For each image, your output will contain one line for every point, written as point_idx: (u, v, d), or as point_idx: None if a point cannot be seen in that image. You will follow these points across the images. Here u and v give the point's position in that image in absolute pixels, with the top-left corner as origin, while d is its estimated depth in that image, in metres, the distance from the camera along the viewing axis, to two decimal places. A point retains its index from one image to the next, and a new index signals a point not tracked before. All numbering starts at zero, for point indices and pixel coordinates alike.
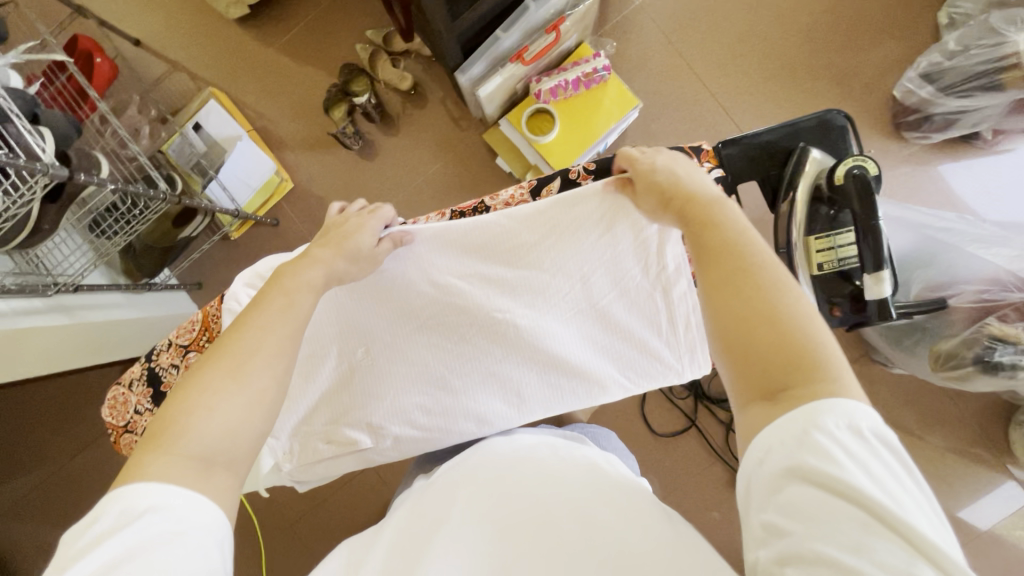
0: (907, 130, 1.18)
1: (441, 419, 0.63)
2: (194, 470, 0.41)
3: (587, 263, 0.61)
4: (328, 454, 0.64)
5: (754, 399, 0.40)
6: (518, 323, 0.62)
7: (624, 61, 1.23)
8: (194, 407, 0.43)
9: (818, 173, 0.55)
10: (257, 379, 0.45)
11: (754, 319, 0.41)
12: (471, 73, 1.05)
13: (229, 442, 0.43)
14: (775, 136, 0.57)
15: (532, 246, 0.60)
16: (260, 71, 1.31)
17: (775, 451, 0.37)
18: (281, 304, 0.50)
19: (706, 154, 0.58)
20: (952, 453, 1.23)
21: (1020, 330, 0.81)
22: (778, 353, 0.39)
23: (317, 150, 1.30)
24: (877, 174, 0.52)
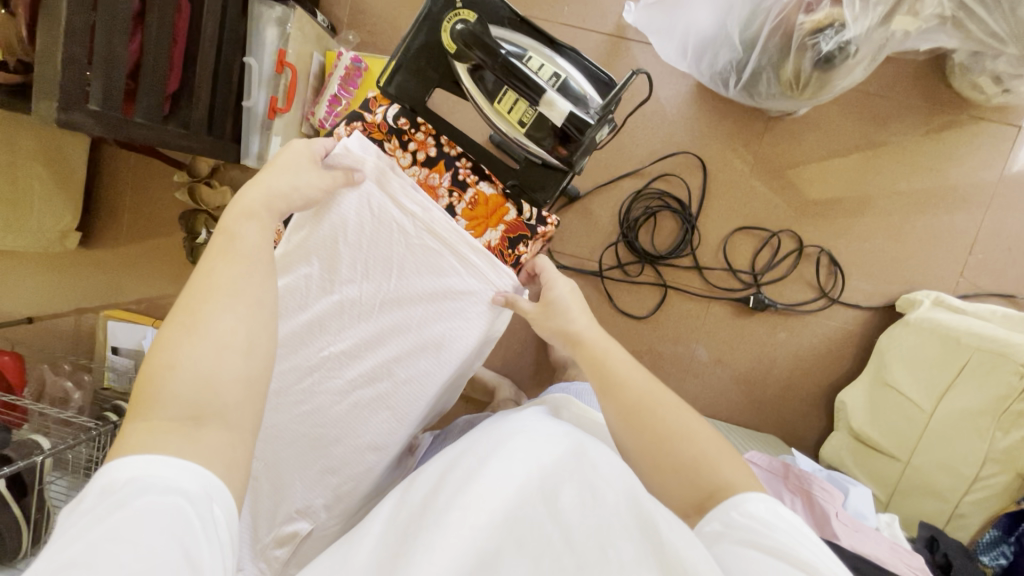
0: None
1: (345, 463, 0.73)
2: (180, 422, 0.45)
3: (361, 261, 0.71)
4: (286, 554, 0.74)
5: (690, 512, 0.53)
6: (345, 349, 0.72)
7: (381, 34, 1.19)
8: (165, 360, 0.46)
9: (457, 53, 0.62)
10: (221, 331, 0.48)
11: (655, 436, 0.54)
12: (254, 150, 1.08)
13: (206, 391, 0.46)
14: (420, 41, 0.63)
15: (314, 280, 0.72)
16: (128, 270, 1.36)
17: (714, 532, 0.49)
18: (225, 244, 0.54)
19: (377, 100, 0.69)
20: (914, 140, 1.13)
21: (829, 10, 0.81)
22: (680, 463, 0.53)
23: None
24: (480, 23, 0.60)
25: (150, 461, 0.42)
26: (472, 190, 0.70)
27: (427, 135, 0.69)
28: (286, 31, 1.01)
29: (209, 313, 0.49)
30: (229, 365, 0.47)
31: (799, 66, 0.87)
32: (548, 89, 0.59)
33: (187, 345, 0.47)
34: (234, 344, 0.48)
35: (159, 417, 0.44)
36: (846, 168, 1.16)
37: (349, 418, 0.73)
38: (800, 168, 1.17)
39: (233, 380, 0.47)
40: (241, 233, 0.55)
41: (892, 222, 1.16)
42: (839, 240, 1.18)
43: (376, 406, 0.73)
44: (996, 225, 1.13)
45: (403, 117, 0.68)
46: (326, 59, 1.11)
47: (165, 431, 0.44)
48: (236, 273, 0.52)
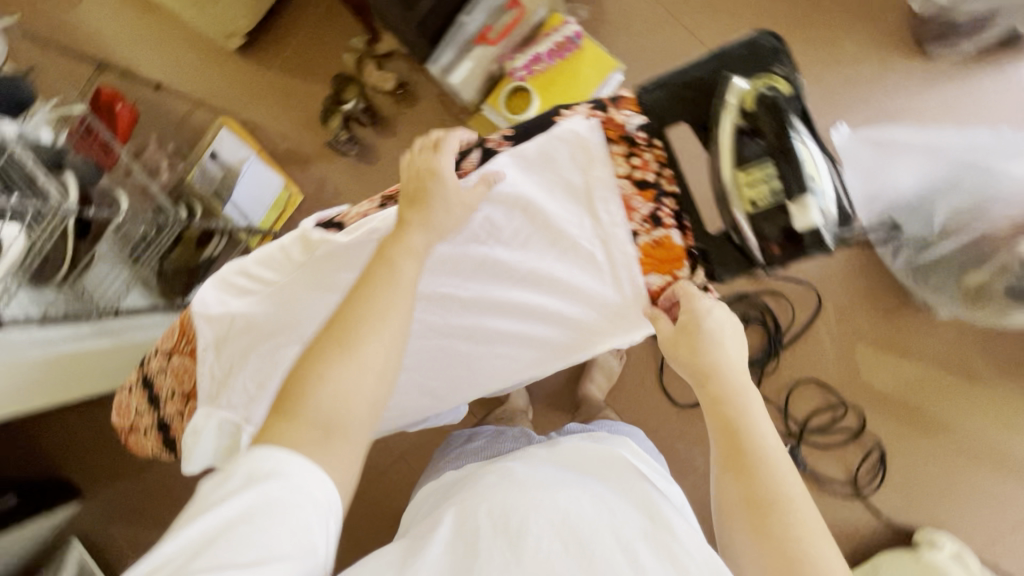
0: (930, 45, 1.06)
1: (391, 407, 0.64)
2: (317, 435, 0.46)
3: (520, 231, 0.59)
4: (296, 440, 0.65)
5: (745, 529, 0.48)
6: (465, 297, 0.60)
7: (607, 20, 1.17)
8: (313, 375, 0.47)
9: (739, 103, 0.50)
10: (371, 357, 0.48)
11: (742, 450, 0.50)
12: (441, 63, 1.08)
13: (341, 406, 0.47)
14: (700, 67, 0.54)
15: (458, 225, 0.57)
16: (264, 95, 1.39)
17: (759, 565, 0.47)
18: (385, 275, 0.51)
19: (627, 103, 0.56)
20: (1020, 400, 1.10)
21: None
22: (762, 493, 0.48)
23: (321, 162, 1.36)
24: (785, 86, 0.49)
25: (278, 460, 0.44)
26: (661, 232, 0.55)
27: (653, 160, 0.55)
28: None
29: (364, 344, 0.48)
30: (366, 390, 0.48)
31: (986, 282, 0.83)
32: (813, 192, 0.49)
33: (336, 364, 0.47)
34: (373, 367, 0.48)
35: (308, 417, 0.46)
36: (941, 384, 1.13)
37: (412, 373, 0.63)
38: (901, 361, 1.14)
39: (363, 406, 0.48)
40: (401, 261, 0.52)
41: (954, 458, 1.12)
42: (897, 446, 1.14)
43: (463, 367, 0.62)
44: None
45: (642, 129, 0.55)
46: (549, 19, 1.11)
47: (308, 436, 0.46)
48: (391, 297, 0.50)
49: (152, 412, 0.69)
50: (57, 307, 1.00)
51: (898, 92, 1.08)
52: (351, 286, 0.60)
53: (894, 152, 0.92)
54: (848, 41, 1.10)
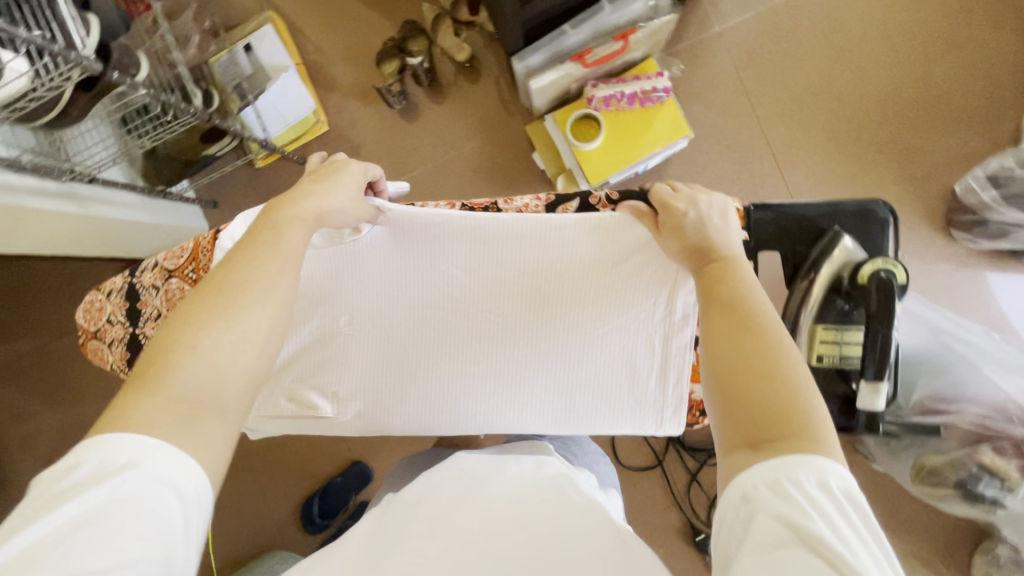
0: (959, 229, 1.12)
1: (397, 407, 0.60)
2: (179, 413, 0.40)
3: (596, 292, 0.57)
4: (287, 413, 0.61)
5: (737, 446, 0.38)
6: (510, 333, 0.58)
7: (691, 83, 1.18)
8: (182, 343, 0.42)
9: (842, 263, 0.52)
10: (250, 324, 0.45)
11: (758, 361, 0.40)
12: (528, 62, 1.02)
13: (215, 380, 0.42)
14: (812, 213, 0.55)
15: (541, 265, 0.57)
16: (324, 9, 1.29)
17: (740, 491, 0.36)
18: (270, 242, 0.49)
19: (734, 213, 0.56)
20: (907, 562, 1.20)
21: (1010, 467, 0.81)
22: (769, 407, 0.38)
23: (360, 100, 1.28)
24: (904, 283, 0.49)
25: (132, 442, 0.37)
26: None
27: None
28: (650, 19, 1.00)
29: (240, 308, 0.45)
30: (225, 353, 0.43)
31: (938, 469, 0.86)
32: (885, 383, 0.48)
33: (215, 329, 0.43)
34: (256, 340, 0.44)
35: (177, 395, 0.40)
36: None
37: (432, 386, 0.60)
38: None
39: (231, 379, 0.43)
40: (290, 231, 0.50)
41: None
42: None
43: (469, 396, 0.59)
44: None
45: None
46: (641, 63, 1.09)
47: (163, 417, 0.39)
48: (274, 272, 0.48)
49: (125, 327, 0.61)
50: (28, 153, 0.89)
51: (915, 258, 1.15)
52: (415, 289, 0.59)
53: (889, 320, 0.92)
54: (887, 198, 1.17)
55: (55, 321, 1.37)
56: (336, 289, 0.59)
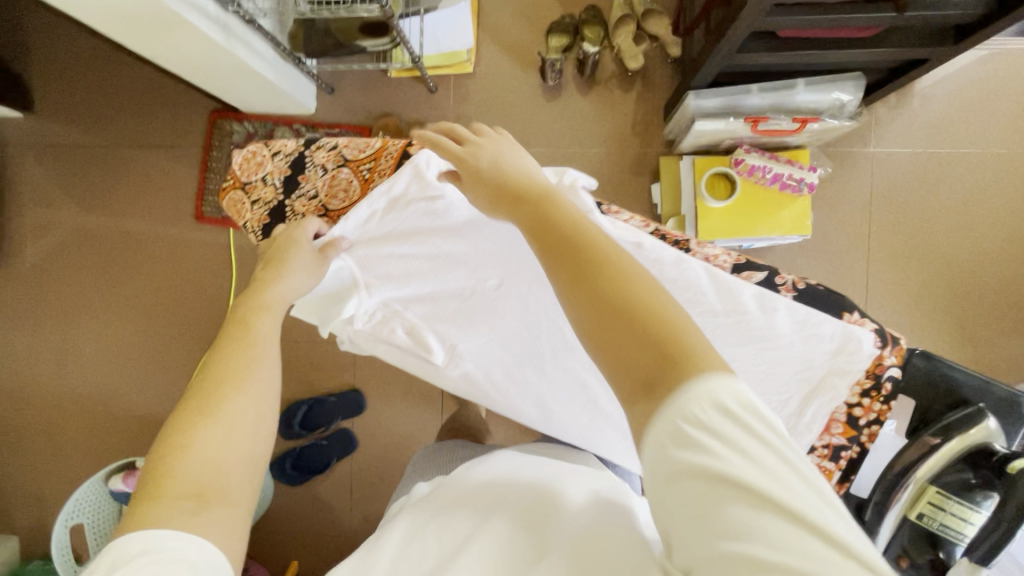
0: None
1: (509, 383, 0.65)
2: (190, 505, 0.40)
3: (741, 366, 0.58)
4: (401, 342, 0.63)
5: (634, 396, 0.37)
6: None
7: (825, 187, 1.19)
8: (172, 446, 0.43)
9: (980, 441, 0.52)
10: (235, 414, 0.46)
11: (603, 289, 0.40)
12: (702, 103, 1.01)
13: (211, 473, 0.42)
14: (964, 380, 0.56)
15: (707, 318, 0.57)
16: None
17: (667, 467, 0.34)
18: (235, 336, 0.51)
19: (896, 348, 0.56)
20: None
21: None
22: (655, 342, 0.37)
23: (511, 58, 1.26)
24: None
25: (152, 533, 0.37)
26: (831, 465, 0.55)
27: (875, 412, 0.54)
28: (830, 118, 1.01)
29: (227, 403, 0.46)
30: (231, 446, 0.44)
31: None
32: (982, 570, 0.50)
33: (205, 430, 0.44)
34: (243, 425, 0.45)
35: (176, 494, 0.40)
36: None
37: (549, 378, 0.64)
38: None
39: (235, 462, 0.44)
40: (258, 318, 0.52)
41: None
42: None
43: (578, 401, 0.63)
44: None
45: (890, 382, 0.54)
46: (796, 150, 1.10)
47: (174, 515, 0.39)
48: (245, 359, 0.49)
49: (278, 193, 0.60)
50: None
51: None
52: None
53: None
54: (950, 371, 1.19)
55: (126, 130, 1.32)
56: (503, 258, 0.60)
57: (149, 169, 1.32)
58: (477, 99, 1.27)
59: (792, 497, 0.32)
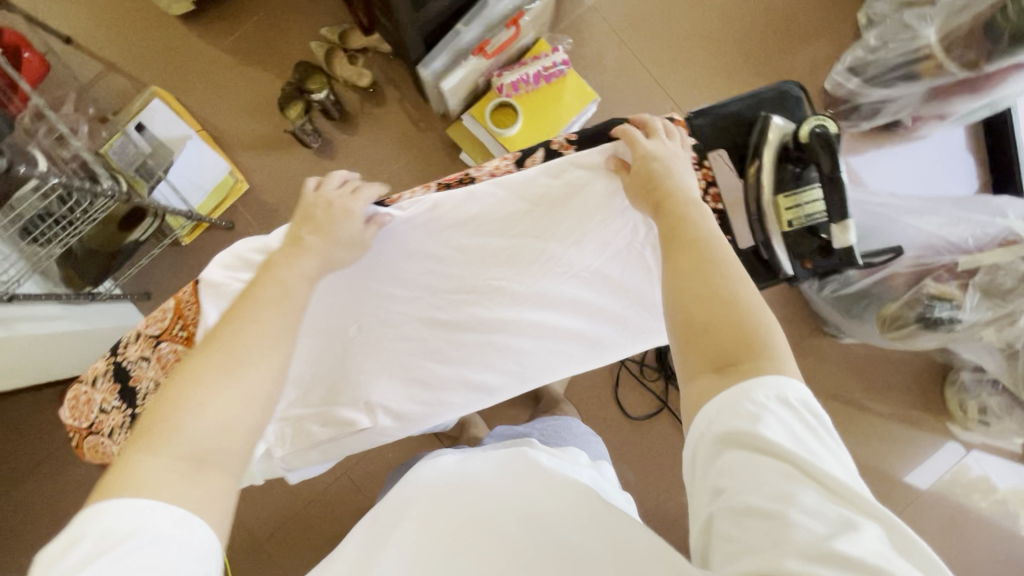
0: (840, 119, 1.29)
1: (431, 398, 0.61)
2: (181, 470, 0.38)
3: (582, 229, 0.60)
4: (324, 437, 0.59)
5: (703, 372, 0.45)
6: (515, 290, 0.61)
7: (583, 53, 1.27)
8: (182, 402, 0.40)
9: (781, 139, 0.58)
10: (256, 382, 0.44)
11: (688, 287, 0.48)
12: (433, 67, 1.06)
13: (223, 437, 0.41)
14: (739, 107, 0.62)
15: (524, 215, 0.60)
16: (208, 71, 1.26)
17: (709, 421, 0.43)
18: (275, 295, 0.48)
19: (678, 124, 0.62)
20: (899, 418, 1.33)
21: (955, 289, 0.87)
22: (727, 341, 0.45)
23: (271, 150, 1.26)
24: (837, 131, 0.53)
25: (133, 504, 0.35)
26: None
27: (703, 178, 0.61)
28: (532, 2, 1.07)
29: (247, 362, 0.44)
30: (236, 415, 0.42)
31: (901, 313, 0.93)
32: (850, 220, 0.55)
33: (214, 385, 0.42)
34: (258, 398, 0.43)
35: (169, 454, 0.38)
36: (836, 402, 1.34)
37: (473, 357, 0.61)
38: (810, 375, 1.34)
39: (238, 433, 0.41)
40: (289, 282, 0.50)
41: None
42: None
43: (502, 360, 0.62)
44: (920, 524, 1.31)
45: (694, 150, 0.61)
46: (534, 45, 1.17)
47: (169, 473, 0.38)
48: (277, 315, 0.47)
49: (123, 411, 0.59)
50: None
51: None
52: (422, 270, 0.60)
53: None
54: None
55: None
56: (341, 304, 0.58)
57: (42, 492, 1.21)
58: (272, 202, 1.25)
59: (820, 471, 0.38)
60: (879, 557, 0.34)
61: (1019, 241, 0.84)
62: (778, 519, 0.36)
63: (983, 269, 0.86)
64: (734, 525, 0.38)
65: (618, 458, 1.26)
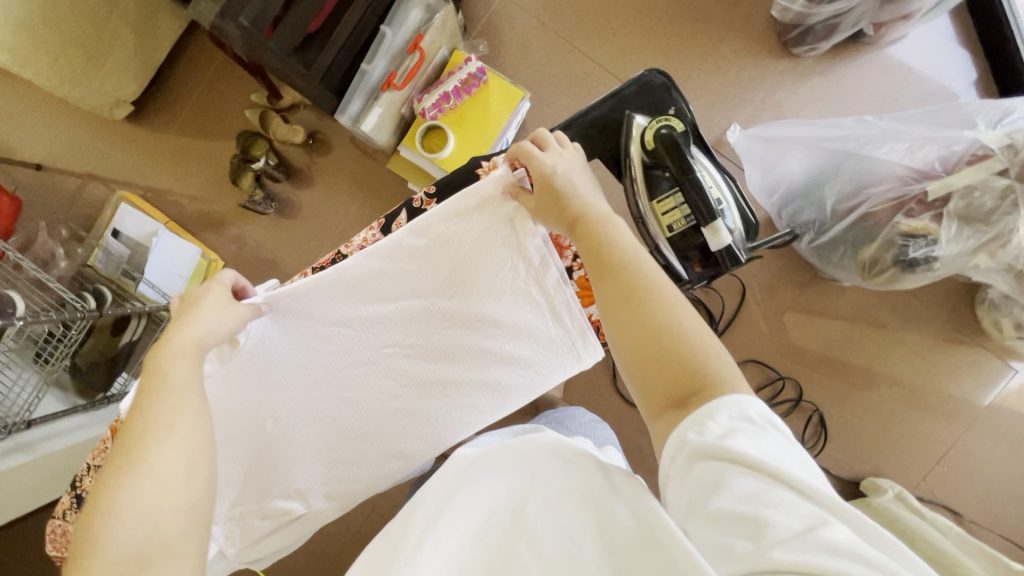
0: (794, 46, 1.18)
1: (356, 469, 0.65)
2: (131, 567, 0.43)
3: (461, 273, 0.62)
4: (266, 528, 0.65)
5: (665, 407, 0.46)
6: (408, 350, 0.64)
7: (506, 51, 1.24)
8: (111, 505, 0.45)
9: (641, 148, 0.55)
10: (170, 469, 0.47)
11: (635, 320, 0.48)
12: (350, 112, 1.06)
13: (150, 533, 0.45)
14: (602, 111, 0.58)
15: (401, 275, 0.62)
16: (162, 162, 1.31)
17: (679, 439, 0.43)
18: (156, 386, 0.51)
19: None
20: (932, 347, 1.23)
21: (928, 222, 0.80)
22: (677, 376, 0.46)
23: (236, 223, 1.30)
24: (681, 131, 0.54)
25: None
26: None
27: None
28: (430, 21, 1.05)
29: (150, 455, 0.47)
30: (172, 500, 0.47)
31: (879, 256, 0.87)
32: (720, 220, 0.52)
33: (130, 486, 0.46)
34: (174, 476, 0.47)
35: (111, 560, 0.43)
36: (858, 346, 1.24)
37: (387, 423, 0.65)
38: (822, 320, 1.25)
39: (174, 516, 0.46)
40: (173, 366, 0.52)
41: (880, 406, 1.24)
42: (835, 407, 1.25)
43: (412, 420, 0.64)
44: (973, 452, 1.22)
45: None
46: (450, 57, 1.13)
47: (118, 572, 0.43)
48: (166, 404, 0.51)
49: None
50: None
51: (777, 90, 1.20)
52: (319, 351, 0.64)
53: (783, 148, 1.00)
54: (724, 53, 1.21)
55: None
56: (252, 401, 0.64)
57: None
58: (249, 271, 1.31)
59: (795, 478, 0.39)
60: (855, 547, 0.35)
61: (990, 154, 0.74)
62: (753, 522, 0.37)
63: (956, 194, 0.77)
64: (712, 531, 0.38)
65: (632, 449, 1.24)
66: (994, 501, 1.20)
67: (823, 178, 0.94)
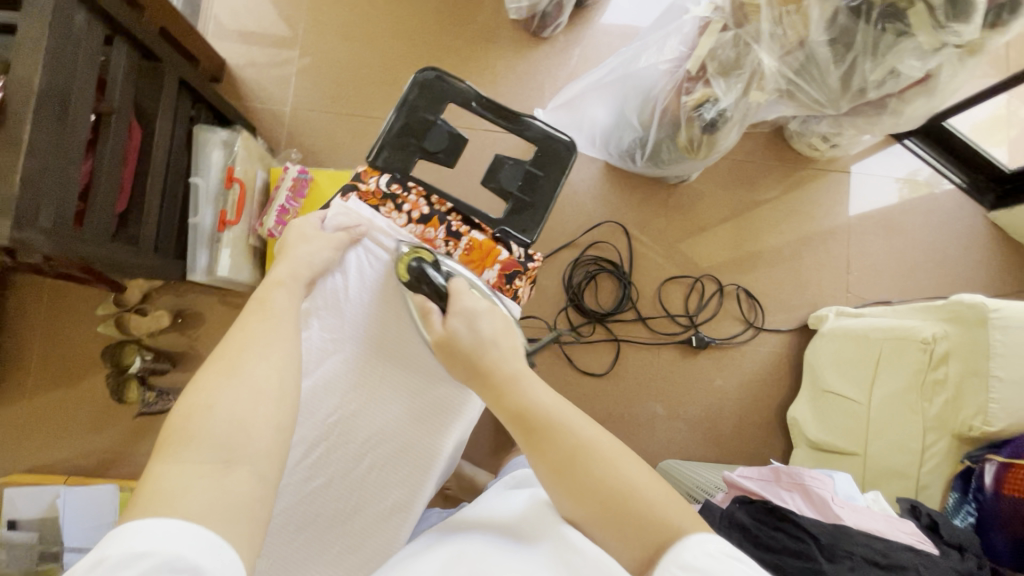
0: (543, 30, 1.35)
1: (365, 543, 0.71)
2: (213, 468, 0.42)
3: (364, 322, 0.73)
4: None
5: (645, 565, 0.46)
6: (353, 407, 0.71)
7: (318, 150, 1.31)
8: (193, 407, 0.45)
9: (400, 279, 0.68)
10: (260, 380, 0.49)
11: (574, 478, 0.49)
12: (201, 266, 1.07)
13: (239, 433, 0.45)
14: (401, 122, 0.73)
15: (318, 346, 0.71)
16: (34, 425, 1.19)
17: None
18: (258, 308, 0.58)
19: (368, 173, 0.75)
20: (786, 190, 1.39)
21: (705, 89, 0.95)
22: (613, 501, 0.48)
23: (144, 437, 1.20)
24: (428, 260, 0.67)
25: (137, 527, 0.36)
26: (467, 238, 0.75)
27: (419, 196, 0.74)
28: (232, 153, 1.07)
29: (251, 375, 0.49)
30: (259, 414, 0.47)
31: (691, 135, 1.01)
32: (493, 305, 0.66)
33: (219, 386, 0.47)
34: (266, 390, 0.49)
35: (206, 461, 0.42)
36: (737, 220, 1.37)
37: (368, 482, 0.72)
38: (699, 216, 1.37)
39: (266, 429, 0.47)
40: (270, 295, 0.60)
41: (784, 256, 1.37)
42: (752, 276, 1.36)
43: (388, 464, 0.72)
44: (866, 250, 1.39)
45: (394, 182, 0.74)
46: (270, 175, 1.16)
47: (197, 473, 0.41)
48: (268, 329, 0.55)
49: None
50: None
51: (553, 69, 1.38)
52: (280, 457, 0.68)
53: (581, 102, 1.13)
54: (498, 63, 1.37)
55: None
56: None
57: None
58: None
59: None
60: None
61: (710, 20, 0.91)
62: None
63: (707, 60, 0.92)
64: None
65: (621, 410, 1.29)
66: (903, 280, 1.37)
67: (620, 103, 1.08)
